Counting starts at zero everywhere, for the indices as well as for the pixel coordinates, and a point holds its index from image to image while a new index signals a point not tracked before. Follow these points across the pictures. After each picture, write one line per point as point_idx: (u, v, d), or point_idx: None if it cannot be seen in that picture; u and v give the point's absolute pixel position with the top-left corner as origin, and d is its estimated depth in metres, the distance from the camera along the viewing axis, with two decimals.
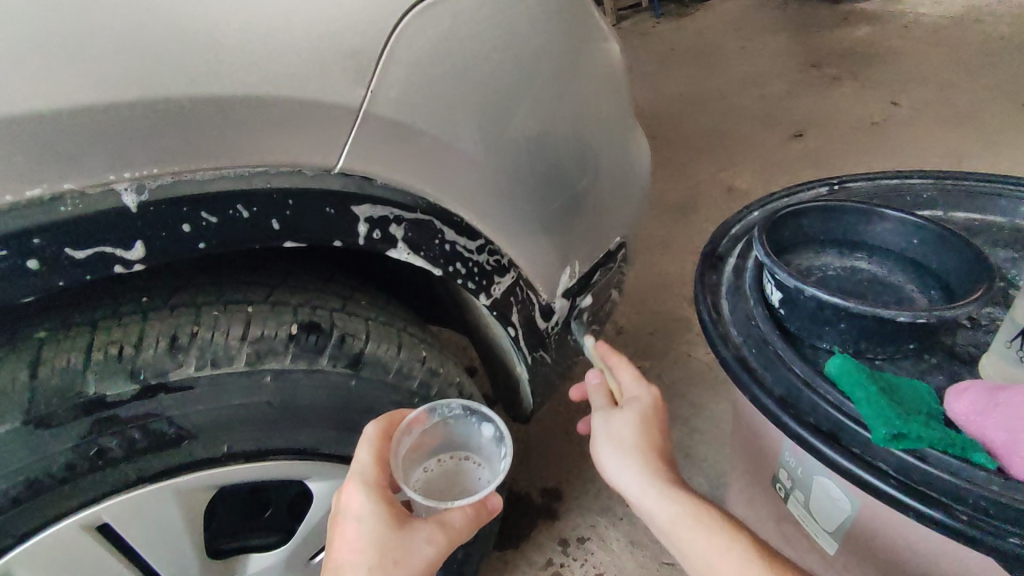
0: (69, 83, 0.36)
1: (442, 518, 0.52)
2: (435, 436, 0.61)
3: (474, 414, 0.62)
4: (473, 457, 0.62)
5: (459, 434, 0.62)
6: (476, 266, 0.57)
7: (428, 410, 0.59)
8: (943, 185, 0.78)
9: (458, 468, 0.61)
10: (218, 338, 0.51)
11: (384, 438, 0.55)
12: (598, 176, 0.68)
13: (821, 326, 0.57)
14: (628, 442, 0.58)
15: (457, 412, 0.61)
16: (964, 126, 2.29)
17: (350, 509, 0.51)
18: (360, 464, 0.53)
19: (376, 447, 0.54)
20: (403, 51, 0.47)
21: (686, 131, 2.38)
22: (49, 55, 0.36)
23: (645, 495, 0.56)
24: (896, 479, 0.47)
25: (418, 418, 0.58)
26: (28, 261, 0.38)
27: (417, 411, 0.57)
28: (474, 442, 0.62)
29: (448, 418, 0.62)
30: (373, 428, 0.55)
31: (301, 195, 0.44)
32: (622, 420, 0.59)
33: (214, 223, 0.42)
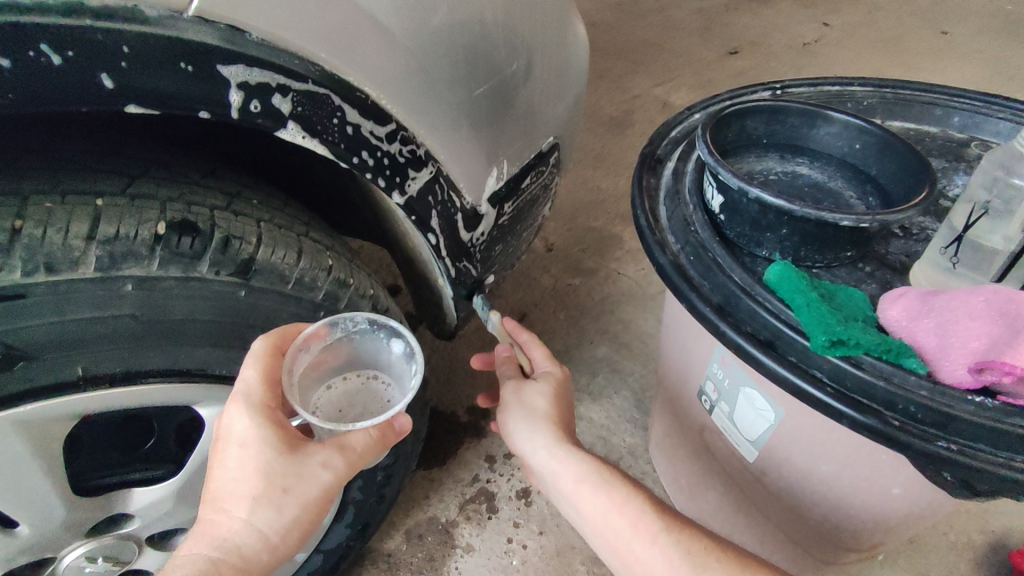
0: None
1: (342, 442, 0.46)
2: (338, 353, 0.55)
3: (384, 329, 0.55)
4: (383, 375, 0.56)
5: (367, 351, 0.56)
6: (386, 157, 0.48)
7: (329, 324, 0.52)
8: (883, 94, 0.76)
9: (365, 386, 0.55)
10: (52, 236, 0.40)
11: (276, 354, 0.48)
12: (530, 61, 0.60)
13: (763, 232, 0.54)
14: (539, 411, 0.58)
15: (363, 327, 0.55)
16: (888, 51, 2.32)
17: (232, 434, 0.45)
18: (244, 384, 0.47)
19: (263, 365, 0.47)
20: None
21: (623, 43, 2.27)
22: None
23: (549, 467, 0.56)
24: (830, 387, 0.45)
25: (317, 333, 0.51)
26: None
27: (315, 326, 0.51)
28: (385, 357, 0.56)
29: (353, 334, 0.55)
30: (262, 343, 0.48)
31: (140, 40, 0.33)
32: (535, 389, 0.60)
33: (10, 69, 0.31)
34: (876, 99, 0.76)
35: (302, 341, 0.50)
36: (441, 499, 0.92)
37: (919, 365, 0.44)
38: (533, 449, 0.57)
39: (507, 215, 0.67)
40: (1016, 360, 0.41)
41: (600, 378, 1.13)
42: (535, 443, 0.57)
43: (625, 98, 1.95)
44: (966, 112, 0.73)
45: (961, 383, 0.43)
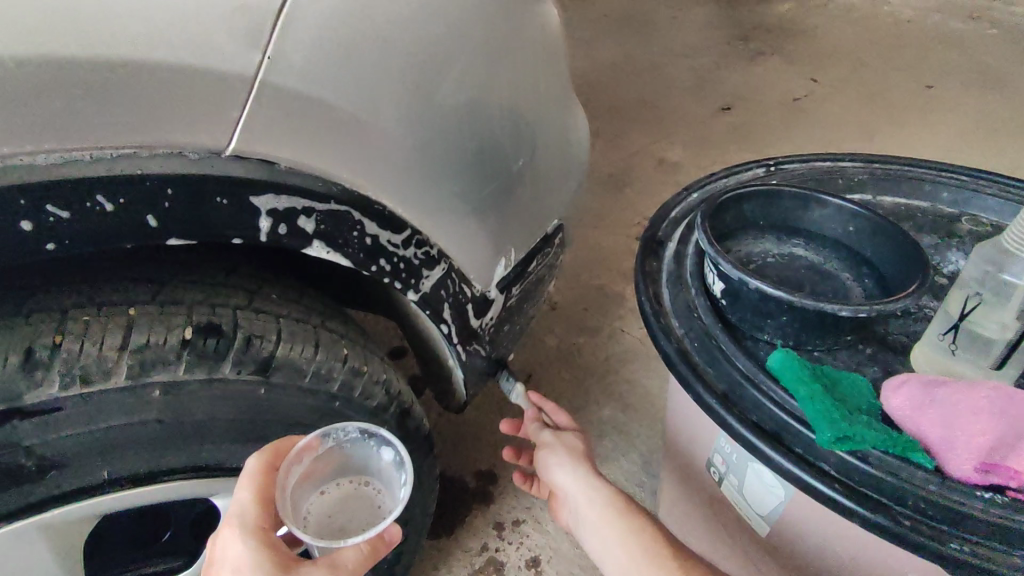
0: None
1: (334, 560, 0.46)
2: (330, 461, 0.54)
3: (374, 437, 0.55)
4: (375, 481, 0.55)
5: (357, 458, 0.55)
6: (402, 262, 0.51)
7: (321, 436, 0.52)
8: (874, 169, 0.79)
9: (358, 495, 0.54)
10: (89, 348, 0.42)
11: (270, 471, 0.49)
12: (535, 154, 0.63)
13: (764, 318, 0.56)
14: (575, 452, 0.67)
15: (354, 436, 0.54)
16: (876, 105, 2.40)
17: (225, 562, 0.44)
18: (238, 506, 0.47)
19: (257, 485, 0.48)
20: (308, 8, 0.39)
21: (620, 101, 2.36)
22: None
23: (580, 497, 0.63)
24: (839, 482, 0.46)
25: (309, 446, 0.51)
26: None
27: (308, 437, 0.51)
28: (377, 462, 0.55)
29: (344, 443, 0.54)
30: (254, 463, 0.49)
31: (184, 183, 0.37)
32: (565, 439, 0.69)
33: (67, 218, 0.34)
34: (867, 175, 0.79)
35: (295, 456, 0.50)
36: (450, 570, 0.91)
37: (927, 460, 0.45)
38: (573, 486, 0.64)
39: (514, 297, 0.69)
40: (1018, 464, 0.44)
41: (607, 440, 1.12)
42: (568, 475, 0.65)
43: (624, 156, 2.01)
44: (954, 188, 0.76)
45: (967, 478, 0.44)
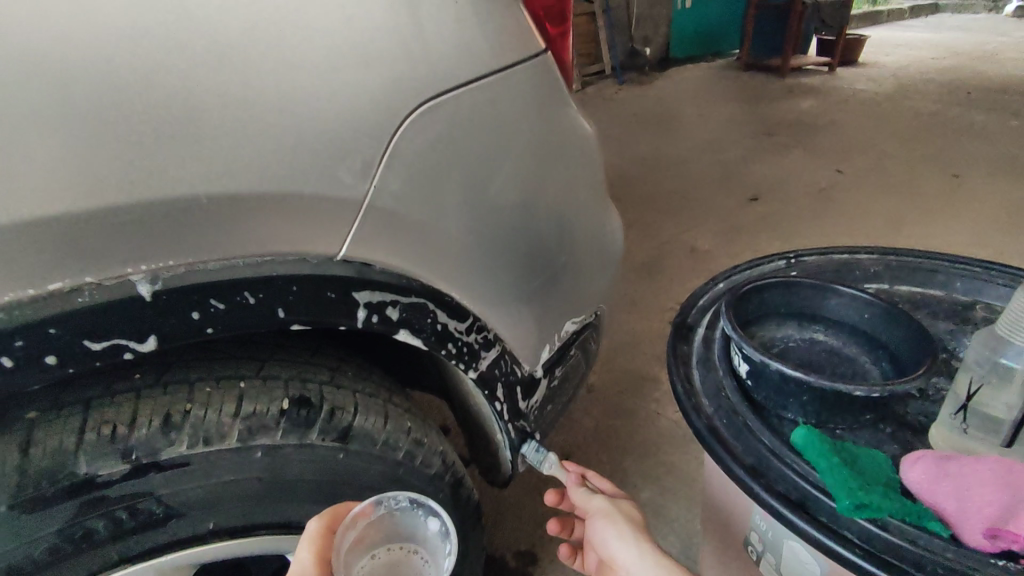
0: (58, 192, 0.37)
1: None
2: (380, 528, 0.58)
3: (423, 506, 0.60)
4: (422, 551, 0.59)
5: (405, 526, 0.59)
6: (464, 345, 0.60)
7: (374, 503, 0.57)
8: (889, 261, 0.86)
9: (406, 562, 0.58)
10: (211, 414, 0.51)
11: (326, 534, 0.54)
12: (575, 251, 0.73)
13: (786, 397, 0.61)
14: (631, 518, 0.62)
15: (405, 505, 0.59)
16: (902, 194, 2.49)
17: None
18: (300, 565, 0.52)
19: (316, 546, 0.53)
20: (406, 145, 0.50)
21: (650, 195, 2.51)
22: (59, 158, 0.37)
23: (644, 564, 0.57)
24: (861, 547, 0.49)
25: (363, 512, 0.56)
26: (47, 356, 0.39)
27: (361, 504, 0.56)
28: (424, 532, 0.60)
29: (395, 510, 0.59)
30: (315, 525, 0.54)
31: (304, 282, 0.47)
32: (622, 506, 0.64)
33: (222, 309, 0.44)
34: (883, 267, 0.85)
35: (350, 520, 0.55)
36: None
37: (942, 529, 0.49)
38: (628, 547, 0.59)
39: (556, 378, 0.77)
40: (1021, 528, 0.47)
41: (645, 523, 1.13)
42: (630, 546, 0.59)
43: (655, 245, 2.12)
44: (966, 279, 0.82)
45: (982, 547, 0.47)
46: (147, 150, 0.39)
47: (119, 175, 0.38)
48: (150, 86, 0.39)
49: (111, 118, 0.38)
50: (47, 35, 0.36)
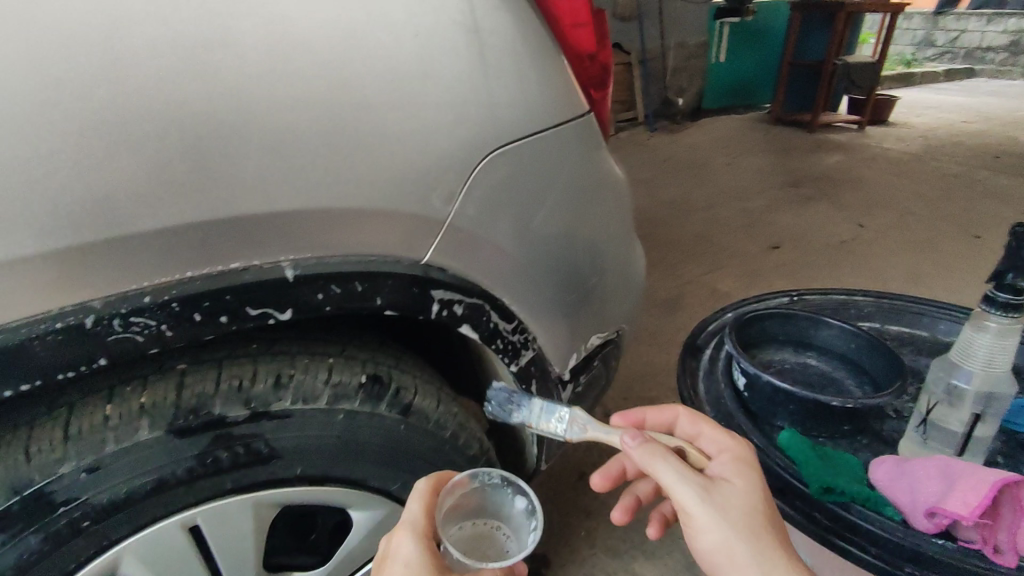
0: (241, 196, 0.51)
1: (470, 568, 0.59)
2: (471, 499, 0.68)
3: (511, 485, 0.69)
4: (503, 527, 0.68)
5: (492, 501, 0.69)
6: (509, 343, 0.73)
7: (471, 475, 0.66)
8: (881, 304, 0.97)
9: (489, 534, 0.67)
10: (308, 380, 0.65)
11: (432, 491, 0.63)
12: (603, 276, 0.86)
13: (777, 407, 0.73)
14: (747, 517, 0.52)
15: (495, 481, 0.68)
16: (922, 251, 2.57)
17: (399, 554, 0.58)
18: (411, 514, 0.61)
19: (425, 500, 0.62)
20: (481, 180, 0.64)
21: (675, 238, 2.64)
22: (243, 173, 0.51)
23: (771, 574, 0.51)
24: (825, 522, 0.60)
25: (462, 480, 0.65)
26: (222, 316, 0.52)
27: (462, 474, 0.65)
28: (506, 510, 0.69)
29: (486, 485, 0.68)
30: (424, 483, 0.63)
31: (398, 278, 0.60)
32: (732, 498, 0.53)
33: (340, 293, 0.57)
34: (874, 308, 0.97)
35: (451, 485, 0.64)
36: None
37: (895, 513, 0.60)
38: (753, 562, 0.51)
39: (581, 384, 0.90)
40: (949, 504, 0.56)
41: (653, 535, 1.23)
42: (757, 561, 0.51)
43: (678, 284, 2.24)
44: (948, 322, 0.93)
45: (928, 529, 0.58)
46: (302, 171, 0.53)
47: (283, 187, 0.53)
48: (310, 125, 0.53)
49: (281, 146, 0.52)
50: (248, 85, 0.50)
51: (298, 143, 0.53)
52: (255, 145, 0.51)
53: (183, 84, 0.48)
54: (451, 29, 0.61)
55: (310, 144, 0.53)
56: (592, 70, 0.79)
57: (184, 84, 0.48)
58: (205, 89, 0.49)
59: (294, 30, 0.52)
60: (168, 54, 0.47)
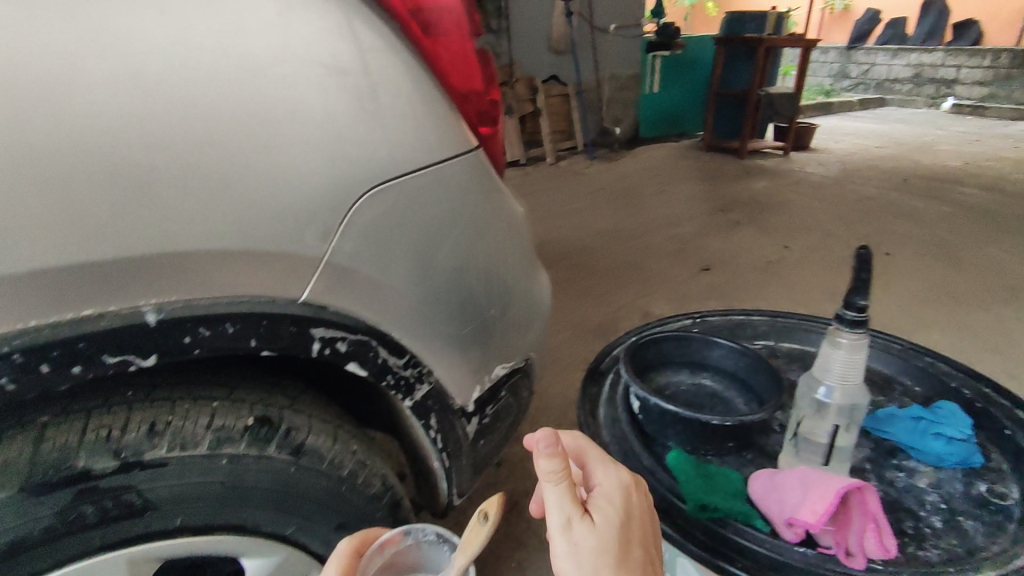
0: (93, 241, 0.50)
1: None
2: (408, 557, 0.68)
3: (447, 543, 0.67)
4: None
5: (432, 562, 0.68)
6: (402, 378, 0.74)
7: (402, 532, 0.67)
8: (775, 322, 1.03)
9: None
10: (188, 426, 0.63)
11: (353, 554, 0.66)
12: (505, 306, 0.88)
13: (666, 428, 0.75)
14: (607, 554, 0.51)
15: (431, 538, 0.68)
16: (838, 269, 2.73)
17: None
18: None
19: (342, 562, 0.65)
20: (360, 218, 0.65)
21: (609, 264, 2.72)
22: (97, 218, 0.50)
23: None
24: (701, 539, 0.63)
25: (391, 538, 0.66)
26: (74, 367, 0.52)
27: (389, 532, 0.67)
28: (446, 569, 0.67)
29: (422, 543, 0.68)
30: (345, 546, 0.66)
31: (273, 317, 0.61)
32: (591, 538, 0.50)
33: (208, 335, 0.58)
34: (769, 327, 1.02)
35: (377, 545, 0.66)
36: None
37: (763, 524, 0.64)
38: None
39: (489, 416, 0.91)
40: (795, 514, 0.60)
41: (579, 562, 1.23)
42: None
43: (611, 309, 2.30)
44: None
45: (794, 539, 0.61)
46: (160, 213, 0.53)
47: (141, 231, 0.52)
48: (172, 167, 0.53)
49: (137, 189, 0.52)
50: (99, 129, 0.50)
51: (157, 185, 0.53)
52: (107, 190, 0.50)
53: (29, 130, 0.47)
54: (319, 71, 0.61)
55: (174, 186, 0.53)
56: (481, 107, 0.81)
57: (30, 130, 0.47)
58: (52, 135, 0.48)
59: (147, 75, 0.52)
60: (10, 99, 0.46)
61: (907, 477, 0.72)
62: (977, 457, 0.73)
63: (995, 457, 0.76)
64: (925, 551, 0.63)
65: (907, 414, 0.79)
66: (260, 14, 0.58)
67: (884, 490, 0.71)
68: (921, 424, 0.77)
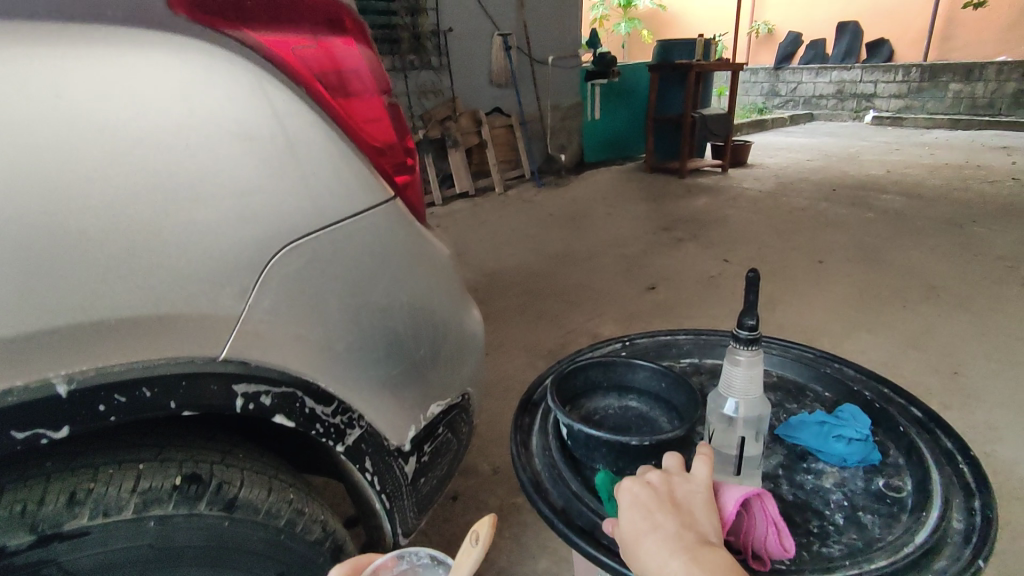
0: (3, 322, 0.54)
1: None
2: None
3: (443, 566, 0.67)
4: None
5: None
6: (330, 425, 0.76)
7: (395, 557, 0.68)
8: (700, 340, 1.09)
9: None
10: (110, 491, 0.64)
11: None
12: (438, 344, 0.90)
13: (593, 452, 0.79)
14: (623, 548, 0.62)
15: (426, 562, 0.67)
16: (777, 279, 2.87)
17: None
18: None
19: None
20: (275, 274, 0.68)
21: (559, 288, 2.78)
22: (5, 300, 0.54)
23: None
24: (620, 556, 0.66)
25: (385, 564, 0.68)
26: None
27: (381, 556, 0.68)
28: None
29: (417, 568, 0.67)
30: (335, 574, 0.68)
31: (191, 376, 0.64)
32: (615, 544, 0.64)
33: (125, 400, 0.61)
34: (694, 345, 1.08)
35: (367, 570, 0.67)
36: None
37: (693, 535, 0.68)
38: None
39: (427, 453, 0.92)
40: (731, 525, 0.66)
41: None
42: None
43: (562, 333, 2.34)
44: None
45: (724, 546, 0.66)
46: (69, 290, 0.56)
47: (52, 308, 0.56)
48: (78, 246, 0.56)
49: (44, 270, 0.55)
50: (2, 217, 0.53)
51: (63, 264, 0.56)
52: (19, 270, 0.54)
53: None
54: (227, 139, 0.64)
55: (80, 263, 0.57)
56: (399, 155, 0.85)
57: None
58: None
59: (49, 159, 0.55)
60: None
61: (816, 478, 0.78)
62: (875, 454, 0.80)
63: (892, 452, 0.82)
64: (829, 548, 0.67)
65: (813, 419, 0.86)
66: (164, 89, 0.60)
67: (794, 493, 0.76)
68: (825, 428, 0.84)
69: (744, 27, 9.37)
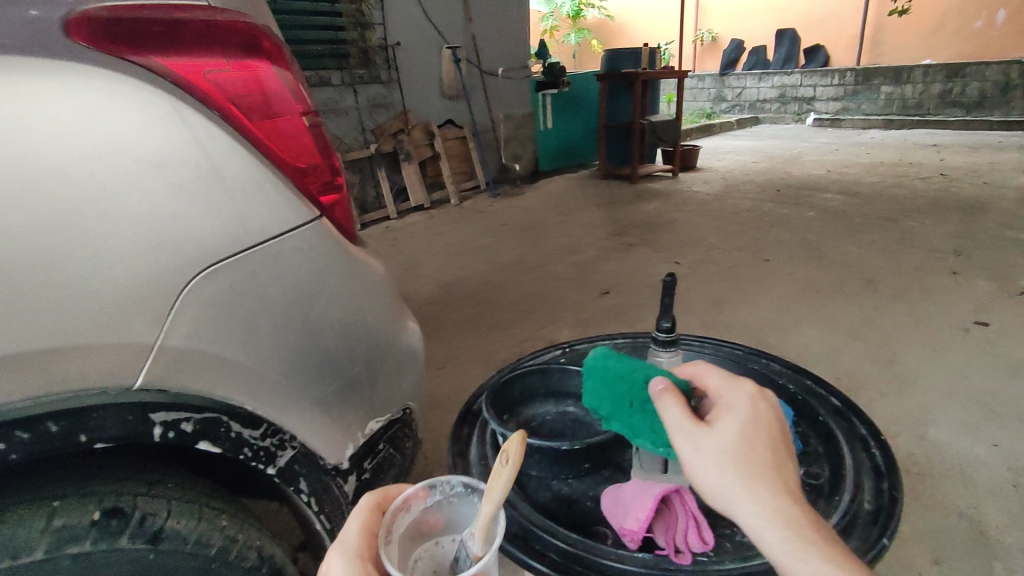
0: None
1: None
2: (438, 514, 0.68)
3: (475, 492, 0.68)
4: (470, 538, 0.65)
5: (462, 514, 0.68)
6: (260, 449, 0.76)
7: (428, 486, 0.67)
8: (636, 344, 1.12)
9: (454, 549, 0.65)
10: (21, 531, 0.62)
11: (376, 510, 0.65)
12: (376, 361, 0.90)
13: (528, 459, 0.81)
14: (743, 455, 0.60)
15: (458, 490, 0.68)
16: (725, 279, 2.95)
17: None
18: (346, 533, 0.62)
19: (363, 519, 0.63)
20: (193, 299, 0.67)
21: (514, 297, 2.81)
22: None
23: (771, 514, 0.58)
24: (549, 560, 0.68)
25: (417, 493, 0.67)
26: None
27: (414, 487, 0.67)
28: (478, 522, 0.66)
29: (450, 496, 0.68)
30: (367, 501, 0.66)
31: (101, 408, 0.64)
32: (704, 449, 0.60)
33: (29, 437, 0.61)
34: (631, 348, 1.11)
35: (401, 501, 0.65)
36: None
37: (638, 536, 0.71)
38: (743, 505, 0.58)
39: (369, 471, 0.91)
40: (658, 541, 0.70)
41: None
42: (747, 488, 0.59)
43: (517, 342, 2.36)
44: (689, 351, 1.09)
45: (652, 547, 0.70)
46: None
47: None
48: None
49: None
50: None
51: None
52: None
53: None
54: (137, 165, 0.63)
55: None
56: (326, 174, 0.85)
57: None
58: None
59: None
60: None
61: None
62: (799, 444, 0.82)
63: (813, 441, 0.86)
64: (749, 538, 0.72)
65: None
66: (64, 116, 0.59)
67: None
68: None
69: (690, 35, 9.65)
